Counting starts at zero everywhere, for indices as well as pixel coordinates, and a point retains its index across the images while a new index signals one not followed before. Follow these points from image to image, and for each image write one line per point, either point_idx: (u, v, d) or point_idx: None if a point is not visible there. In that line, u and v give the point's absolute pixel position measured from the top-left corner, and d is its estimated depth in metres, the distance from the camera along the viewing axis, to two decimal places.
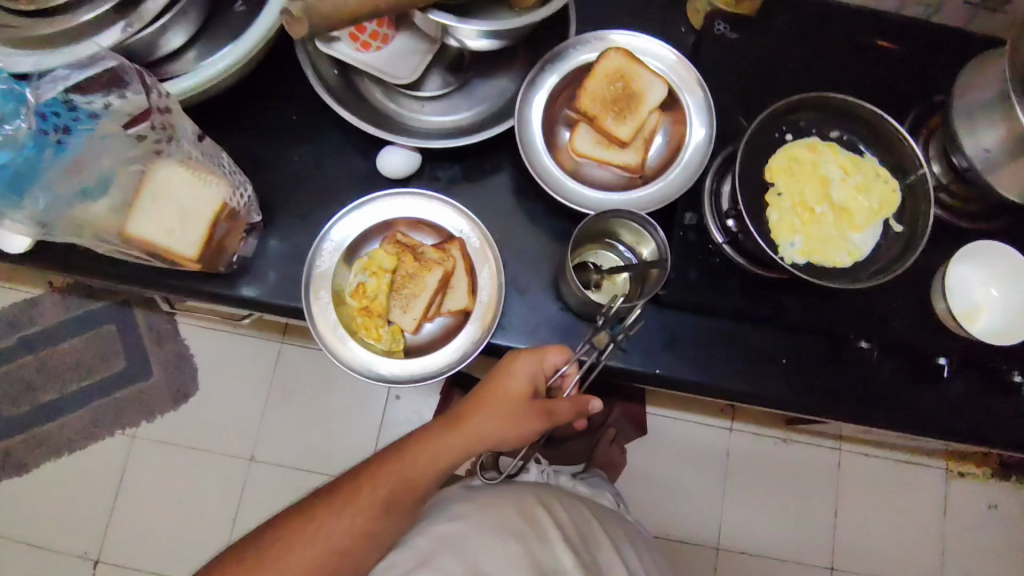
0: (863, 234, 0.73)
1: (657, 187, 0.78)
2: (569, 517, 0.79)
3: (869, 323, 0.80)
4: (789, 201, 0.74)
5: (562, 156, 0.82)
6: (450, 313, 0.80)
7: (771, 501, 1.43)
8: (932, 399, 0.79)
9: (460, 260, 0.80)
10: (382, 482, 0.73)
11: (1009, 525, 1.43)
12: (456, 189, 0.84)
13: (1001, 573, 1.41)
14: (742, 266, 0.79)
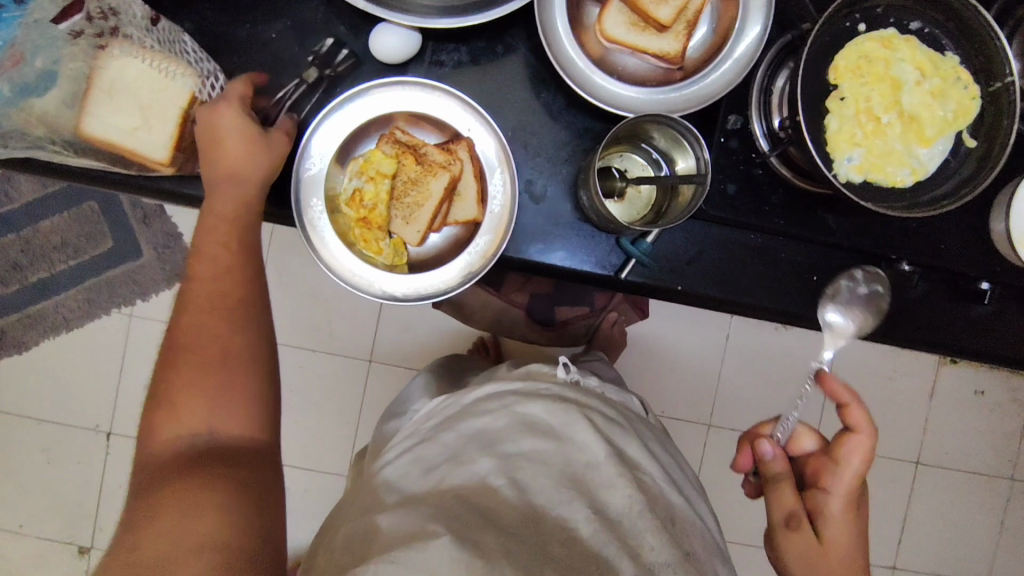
0: (931, 148, 0.65)
1: (700, 82, 0.68)
2: (602, 416, 0.77)
3: (913, 241, 0.74)
4: (852, 107, 0.65)
5: (588, 39, 0.69)
6: (456, 223, 0.74)
7: (765, 384, 1.45)
8: (965, 321, 0.75)
9: (468, 164, 0.71)
10: (200, 325, 0.64)
11: (994, 409, 1.47)
12: (465, 77, 0.73)
13: (976, 452, 1.48)
14: (785, 178, 0.71)
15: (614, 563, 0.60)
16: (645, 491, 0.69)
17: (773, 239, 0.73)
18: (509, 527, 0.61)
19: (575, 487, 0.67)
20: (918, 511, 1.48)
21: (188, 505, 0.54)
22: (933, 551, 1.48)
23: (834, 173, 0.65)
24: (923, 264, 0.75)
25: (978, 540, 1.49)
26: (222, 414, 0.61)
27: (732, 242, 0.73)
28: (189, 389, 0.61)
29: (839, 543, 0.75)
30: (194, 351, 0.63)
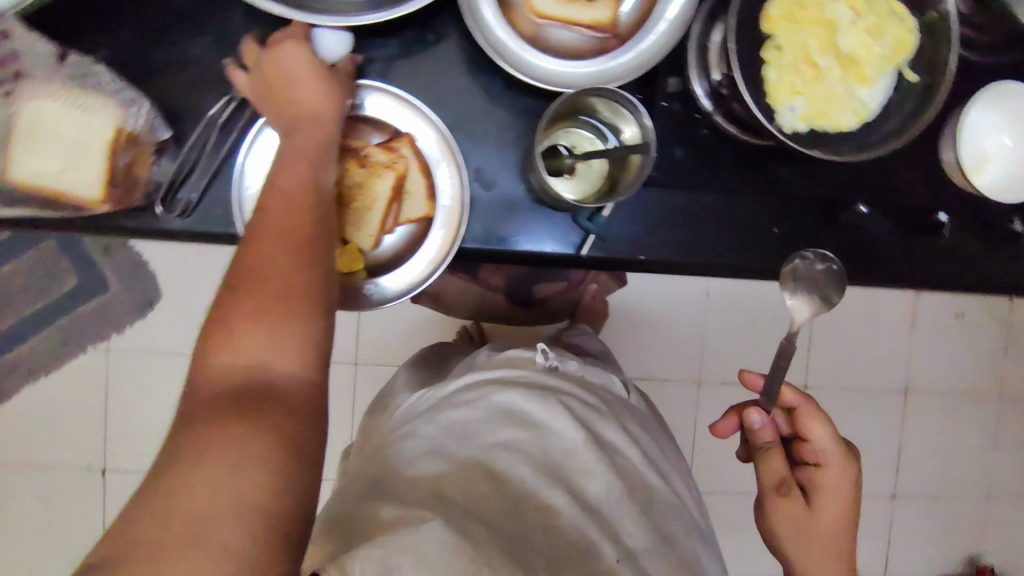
0: (872, 89, 0.64)
1: (637, 49, 0.67)
2: (580, 399, 0.78)
3: (868, 181, 0.74)
4: (790, 55, 0.63)
5: (516, 17, 0.67)
6: (410, 222, 0.72)
7: (749, 333, 1.46)
8: (924, 251, 0.75)
9: (413, 160, 0.71)
10: (271, 252, 0.53)
11: (976, 330, 1.49)
12: (400, 72, 0.71)
13: (964, 373, 1.50)
14: (732, 134, 0.71)
15: (595, 550, 0.63)
16: (622, 474, 0.71)
17: (728, 196, 0.73)
18: (496, 517, 0.62)
19: (553, 475, 0.68)
20: (911, 438, 1.50)
21: (237, 455, 0.44)
22: (929, 474, 1.51)
23: (777, 125, 0.64)
24: (880, 202, 0.75)
25: (971, 458, 1.53)
26: (286, 353, 0.51)
27: (688, 204, 0.73)
28: (258, 318, 0.51)
29: (835, 506, 0.78)
30: (269, 275, 0.52)
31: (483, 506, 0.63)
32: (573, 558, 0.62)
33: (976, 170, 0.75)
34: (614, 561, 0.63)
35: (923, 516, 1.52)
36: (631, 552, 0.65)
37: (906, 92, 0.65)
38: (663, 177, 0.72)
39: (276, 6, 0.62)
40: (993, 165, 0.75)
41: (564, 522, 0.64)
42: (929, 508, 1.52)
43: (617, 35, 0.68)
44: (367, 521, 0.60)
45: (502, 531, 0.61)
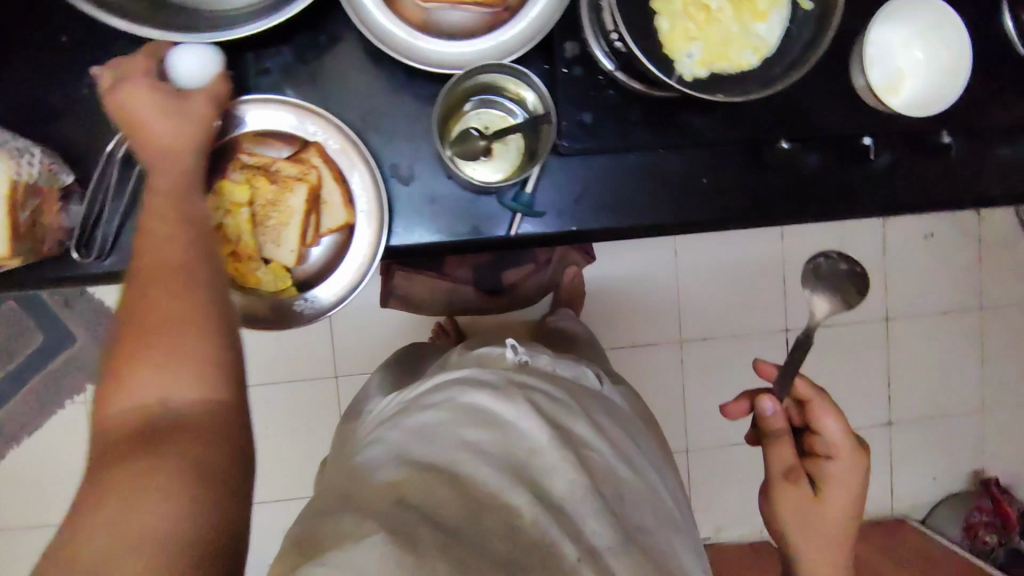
0: (768, 23, 0.65)
1: (526, 19, 0.66)
2: (544, 395, 0.77)
3: (788, 115, 0.72)
4: (679, 4, 0.66)
5: (404, 6, 0.66)
6: (331, 232, 0.71)
7: (724, 285, 1.46)
8: (861, 177, 0.75)
9: (324, 168, 0.69)
10: (153, 290, 0.52)
11: (946, 249, 1.49)
12: (300, 76, 0.69)
13: (945, 290, 1.49)
14: (639, 91, 0.69)
15: (558, 548, 0.60)
16: (587, 471, 0.70)
17: (655, 155, 0.72)
18: (458, 517, 0.60)
19: (517, 472, 0.67)
20: (898, 365, 1.50)
21: (137, 496, 0.42)
22: (922, 398, 1.51)
23: (677, 74, 0.65)
24: (804, 135, 0.73)
25: (961, 376, 1.53)
26: (184, 386, 0.49)
27: (614, 171, 0.72)
28: (149, 356, 0.49)
29: (846, 506, 0.80)
30: (155, 311, 0.51)
31: (441, 507, 0.60)
32: (538, 554, 0.59)
33: (892, 90, 0.75)
34: (577, 560, 0.60)
35: (921, 441, 1.52)
36: (595, 551, 0.63)
37: (802, 22, 0.65)
38: (582, 145, 0.70)
39: (152, 30, 0.62)
40: (908, 82, 0.75)
41: (527, 520, 0.61)
42: (926, 431, 1.52)
43: (505, 8, 0.66)
44: (315, 539, 0.57)
45: (462, 535, 0.58)
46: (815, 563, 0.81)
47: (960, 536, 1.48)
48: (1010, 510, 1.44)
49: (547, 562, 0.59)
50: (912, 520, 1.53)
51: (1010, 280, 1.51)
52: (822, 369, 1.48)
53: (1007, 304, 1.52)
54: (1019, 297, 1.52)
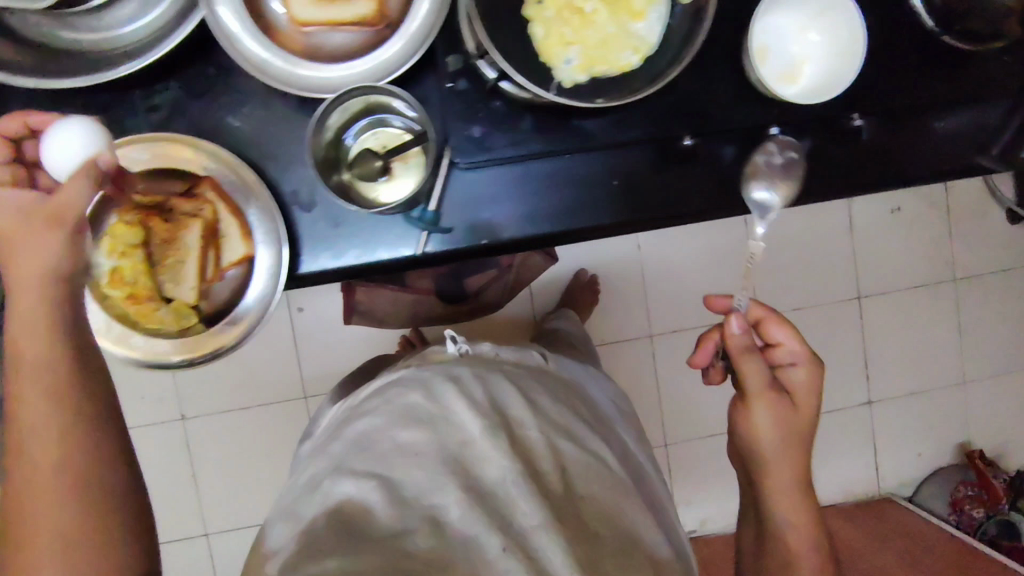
0: (645, 21, 0.71)
1: (404, 33, 0.70)
2: (477, 381, 0.76)
3: (694, 115, 0.77)
4: (551, 8, 0.71)
5: (287, 37, 0.71)
6: (235, 265, 0.76)
7: (693, 277, 1.50)
8: (762, 169, 0.79)
9: (219, 203, 0.74)
10: (37, 446, 0.54)
11: (914, 224, 1.54)
12: (260, 103, 0.72)
13: (910, 266, 1.54)
14: (529, 100, 0.74)
15: (483, 543, 0.57)
16: (521, 452, 0.67)
17: (580, 158, 0.76)
18: (376, 528, 0.58)
19: (446, 463, 0.64)
20: (875, 343, 1.56)
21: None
22: (900, 374, 1.57)
23: (556, 81, 0.71)
24: (708, 133, 0.78)
25: (938, 347, 1.58)
26: (62, 549, 0.52)
27: (544, 173, 0.76)
28: (34, 515, 0.52)
29: (803, 416, 0.81)
30: (32, 462, 0.53)
31: (374, 525, 0.58)
32: (464, 555, 0.57)
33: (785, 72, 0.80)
34: (500, 552, 0.57)
35: (902, 415, 1.58)
36: (522, 534, 0.59)
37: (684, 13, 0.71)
38: (473, 160, 0.74)
39: (26, 80, 0.64)
40: (807, 61, 0.80)
41: (450, 518, 0.59)
42: (906, 405, 1.58)
43: (389, 27, 0.71)
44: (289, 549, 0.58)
45: (373, 544, 0.56)
46: (777, 494, 0.80)
47: (948, 512, 1.51)
48: (997, 486, 1.46)
49: (472, 556, 0.57)
50: (901, 493, 1.60)
51: (980, 249, 1.55)
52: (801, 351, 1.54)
53: (980, 272, 1.56)
54: (993, 266, 1.56)
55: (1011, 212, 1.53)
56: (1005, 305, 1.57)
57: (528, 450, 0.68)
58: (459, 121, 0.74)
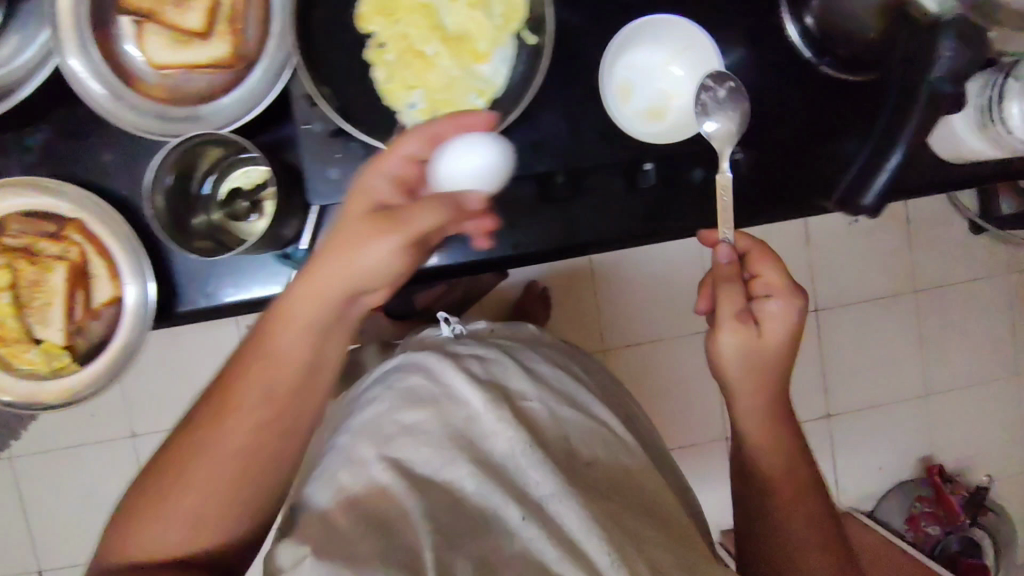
0: (489, 64, 0.63)
1: (266, 65, 0.56)
2: (476, 361, 0.76)
3: (558, 151, 0.69)
4: (393, 50, 0.62)
5: (144, 88, 0.57)
6: (106, 306, 0.63)
7: (643, 290, 1.44)
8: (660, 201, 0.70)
9: (85, 241, 0.62)
10: (169, 443, 0.54)
11: (872, 236, 1.48)
12: (94, 140, 0.62)
13: (867, 275, 1.49)
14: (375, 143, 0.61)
15: (500, 512, 0.59)
16: (530, 427, 0.68)
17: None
18: (407, 509, 0.58)
19: (452, 442, 0.65)
20: (832, 356, 1.51)
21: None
22: (858, 388, 1.52)
23: (399, 127, 0.62)
24: (574, 170, 0.70)
25: (898, 360, 1.52)
26: (201, 530, 0.52)
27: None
28: (189, 483, 0.51)
29: (781, 335, 0.65)
30: (213, 441, 0.52)
31: (402, 504, 0.59)
32: (481, 527, 0.58)
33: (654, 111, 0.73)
34: (521, 521, 0.58)
35: (861, 429, 1.53)
36: (540, 502, 0.61)
37: (527, 52, 0.62)
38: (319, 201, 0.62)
39: None
40: (675, 99, 0.74)
41: (468, 494, 0.61)
42: (866, 419, 1.53)
43: (250, 69, 0.57)
44: (302, 529, 0.57)
45: (398, 527, 0.56)
46: (755, 447, 0.70)
47: (903, 527, 1.47)
48: (955, 504, 1.42)
49: (490, 526, 0.58)
50: (859, 507, 1.54)
51: (941, 261, 1.50)
52: None
53: (940, 284, 1.51)
54: (952, 278, 1.51)
55: (973, 224, 1.47)
56: (965, 316, 1.52)
57: (535, 427, 0.69)
58: (312, 162, 0.61)
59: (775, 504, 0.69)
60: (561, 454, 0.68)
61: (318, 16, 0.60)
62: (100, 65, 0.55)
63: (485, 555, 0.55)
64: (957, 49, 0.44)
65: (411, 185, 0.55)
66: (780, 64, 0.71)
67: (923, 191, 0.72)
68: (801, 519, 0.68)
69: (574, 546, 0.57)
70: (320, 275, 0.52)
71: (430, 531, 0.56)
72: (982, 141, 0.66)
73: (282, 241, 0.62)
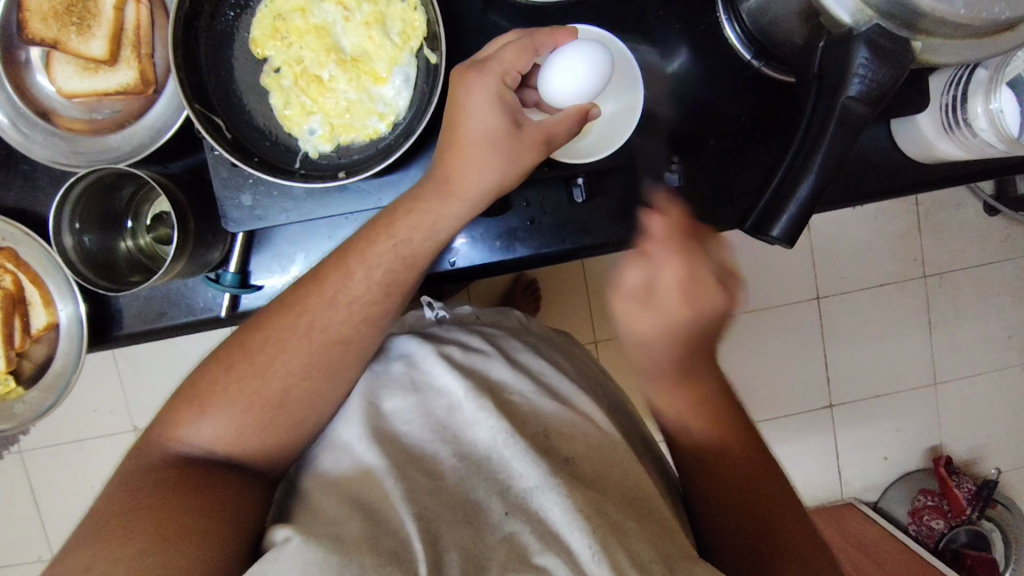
0: (390, 84, 0.62)
1: (169, 95, 0.63)
2: (461, 347, 0.60)
3: None
4: (288, 75, 0.62)
5: (64, 120, 0.64)
6: (44, 330, 0.67)
7: None
8: (602, 221, 0.66)
9: (21, 271, 0.66)
10: (273, 323, 0.54)
11: (875, 217, 1.23)
12: (26, 179, 0.65)
13: (900, 268, 1.25)
14: (274, 171, 0.60)
15: (482, 507, 0.46)
16: (520, 419, 0.53)
17: (334, 220, 0.63)
18: (391, 497, 0.46)
19: (433, 437, 0.52)
20: (858, 364, 1.29)
21: (181, 544, 0.45)
22: (863, 377, 1.29)
23: (300, 154, 0.62)
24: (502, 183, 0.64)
25: (907, 355, 1.28)
26: (242, 428, 0.52)
27: (305, 243, 0.63)
28: (228, 386, 0.52)
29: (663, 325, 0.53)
30: (268, 385, 0.52)
31: (388, 494, 0.47)
32: (466, 521, 0.46)
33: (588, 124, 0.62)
34: (503, 517, 0.45)
35: (887, 437, 1.30)
36: (525, 497, 0.47)
37: (428, 72, 0.61)
38: (241, 227, 0.60)
39: None
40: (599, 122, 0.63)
41: (451, 483, 0.48)
42: (868, 411, 1.30)
43: (157, 92, 0.63)
44: (305, 510, 0.48)
45: (386, 514, 0.46)
46: (681, 420, 0.57)
47: (905, 520, 1.28)
48: (960, 496, 1.23)
49: (470, 520, 0.46)
50: (866, 498, 1.32)
51: (954, 244, 1.25)
52: (750, 367, 1.27)
53: (952, 270, 1.26)
54: (965, 262, 1.25)
55: (988, 204, 1.22)
56: (983, 301, 1.27)
57: (537, 414, 0.54)
58: (223, 190, 0.60)
59: (731, 480, 0.55)
60: (568, 439, 0.52)
61: (206, 46, 0.60)
62: (21, 103, 0.63)
63: (467, 547, 0.44)
64: (871, 63, 0.42)
65: (514, 107, 0.55)
66: (696, 50, 0.63)
67: (881, 194, 0.67)
68: (765, 490, 0.55)
69: (551, 536, 0.44)
70: (374, 250, 0.55)
71: (412, 516, 0.45)
72: (953, 142, 0.62)
73: (210, 264, 0.62)
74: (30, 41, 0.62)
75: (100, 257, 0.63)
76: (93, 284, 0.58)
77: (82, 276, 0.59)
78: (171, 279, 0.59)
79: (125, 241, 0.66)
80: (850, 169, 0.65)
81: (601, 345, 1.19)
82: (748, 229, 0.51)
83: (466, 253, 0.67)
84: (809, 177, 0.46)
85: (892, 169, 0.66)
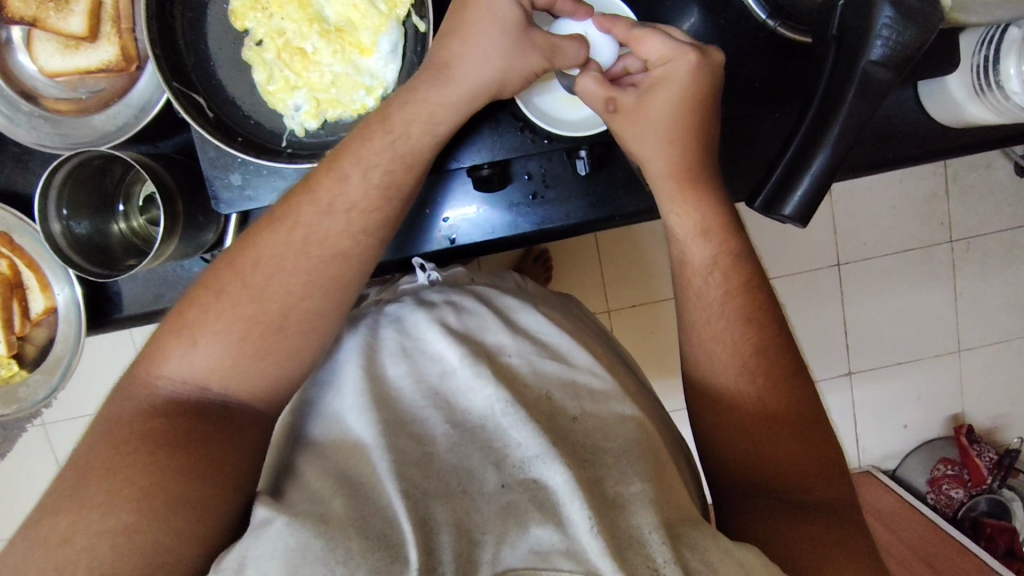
0: (376, 56, 0.59)
1: (153, 71, 0.60)
2: (455, 310, 0.59)
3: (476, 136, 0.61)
4: (271, 48, 0.59)
5: (49, 101, 0.63)
6: (44, 316, 0.67)
7: None
8: (604, 190, 0.64)
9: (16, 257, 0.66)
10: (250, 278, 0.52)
11: (899, 180, 1.18)
12: (17, 160, 0.64)
13: (925, 232, 1.20)
14: (262, 153, 0.58)
15: (477, 476, 0.45)
16: (516, 385, 0.52)
17: None
18: (378, 468, 0.46)
19: (425, 403, 0.51)
20: (879, 331, 1.25)
21: (167, 510, 0.45)
22: (884, 345, 1.25)
23: (286, 134, 0.60)
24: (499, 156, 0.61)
25: (930, 322, 1.24)
26: (220, 399, 0.50)
27: None
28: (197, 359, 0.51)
29: (694, 113, 0.51)
30: (244, 351, 0.50)
31: (375, 469, 0.46)
32: (458, 490, 0.45)
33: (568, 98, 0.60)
34: (499, 488, 0.44)
35: (905, 405, 1.28)
36: (521, 466, 0.45)
37: (416, 40, 0.59)
38: (232, 210, 0.59)
39: None
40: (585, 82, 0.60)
41: (443, 450, 0.47)
42: (888, 380, 1.27)
43: (139, 67, 0.61)
44: (297, 485, 0.48)
45: (371, 489, 0.45)
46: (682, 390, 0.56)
47: (924, 488, 1.27)
48: (981, 466, 1.19)
49: (464, 490, 0.45)
50: (882, 465, 1.31)
51: (984, 209, 1.19)
52: None
53: (981, 234, 1.20)
54: (994, 227, 1.20)
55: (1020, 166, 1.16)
56: (1012, 266, 1.22)
57: (535, 379, 0.53)
58: (212, 170, 0.58)
59: (736, 452, 0.53)
60: (572, 400, 0.51)
61: (183, 20, 0.58)
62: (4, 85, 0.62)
63: (461, 521, 0.43)
64: (894, 24, 0.40)
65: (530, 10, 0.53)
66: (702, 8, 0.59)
67: (908, 161, 0.63)
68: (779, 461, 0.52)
69: (550, 505, 0.43)
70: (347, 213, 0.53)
71: (399, 492, 0.44)
72: (982, 107, 0.58)
73: (205, 245, 0.61)
74: (10, 20, 0.62)
75: (93, 241, 0.62)
76: (85, 271, 0.58)
77: (73, 263, 0.58)
78: (164, 261, 0.58)
79: (117, 224, 0.64)
80: (874, 133, 0.61)
81: (613, 315, 1.17)
82: (757, 208, 0.47)
83: (463, 224, 0.64)
84: (824, 149, 0.43)
85: (921, 135, 0.62)
